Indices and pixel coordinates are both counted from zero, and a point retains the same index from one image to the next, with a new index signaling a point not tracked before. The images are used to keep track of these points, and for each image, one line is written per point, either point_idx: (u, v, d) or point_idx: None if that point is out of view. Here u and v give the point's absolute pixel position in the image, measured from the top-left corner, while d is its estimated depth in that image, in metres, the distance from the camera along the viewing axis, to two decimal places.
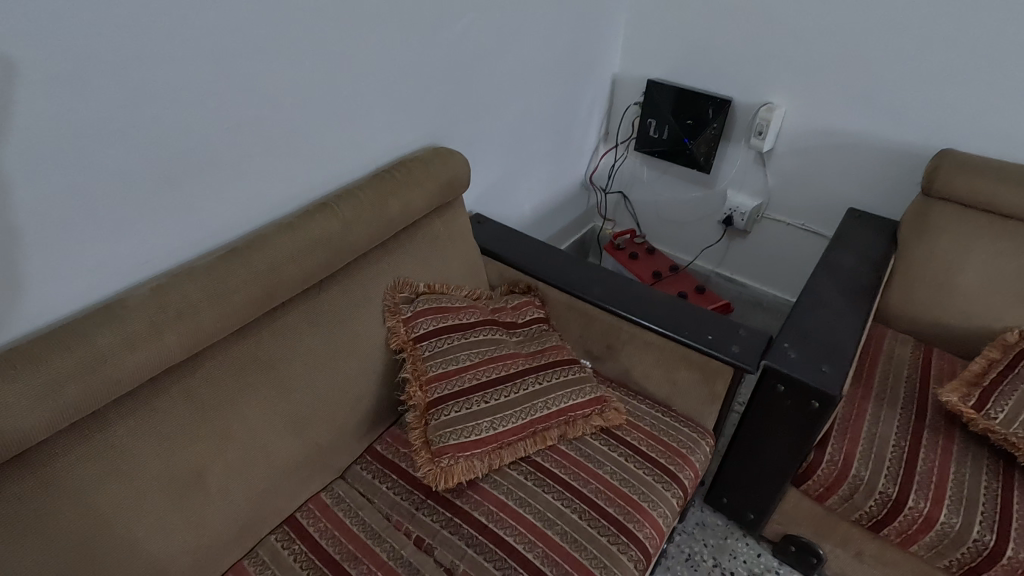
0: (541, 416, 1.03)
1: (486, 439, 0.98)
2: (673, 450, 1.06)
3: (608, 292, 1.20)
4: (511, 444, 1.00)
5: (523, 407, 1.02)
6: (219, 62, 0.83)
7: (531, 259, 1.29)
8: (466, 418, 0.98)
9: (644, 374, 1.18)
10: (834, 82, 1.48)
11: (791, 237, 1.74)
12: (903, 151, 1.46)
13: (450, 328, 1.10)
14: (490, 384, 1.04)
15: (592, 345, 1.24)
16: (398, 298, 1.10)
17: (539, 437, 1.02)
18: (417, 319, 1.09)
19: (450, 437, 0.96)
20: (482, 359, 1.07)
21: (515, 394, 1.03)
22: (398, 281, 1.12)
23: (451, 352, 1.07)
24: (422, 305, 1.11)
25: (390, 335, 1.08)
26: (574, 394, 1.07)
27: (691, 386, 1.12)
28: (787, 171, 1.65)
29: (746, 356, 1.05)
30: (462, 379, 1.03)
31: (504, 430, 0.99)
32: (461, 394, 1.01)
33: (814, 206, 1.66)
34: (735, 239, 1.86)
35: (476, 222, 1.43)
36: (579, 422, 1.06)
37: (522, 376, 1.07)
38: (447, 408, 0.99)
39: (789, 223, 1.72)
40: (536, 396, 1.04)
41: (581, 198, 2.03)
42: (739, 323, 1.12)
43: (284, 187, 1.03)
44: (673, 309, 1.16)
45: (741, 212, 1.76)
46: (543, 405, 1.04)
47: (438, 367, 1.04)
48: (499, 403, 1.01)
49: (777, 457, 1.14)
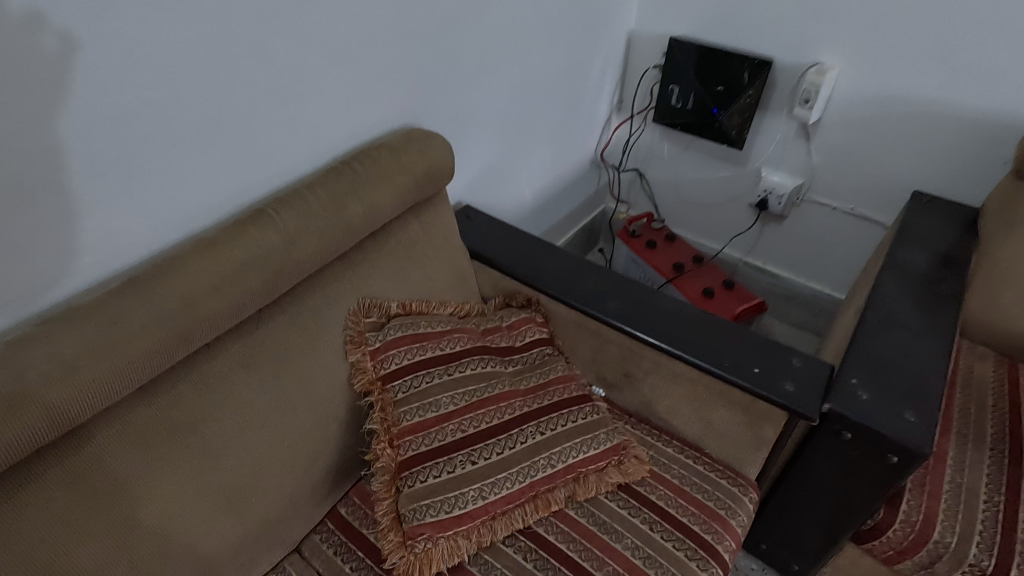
0: (544, 476, 0.82)
1: (473, 512, 0.78)
2: (710, 515, 0.85)
3: (626, 309, 0.97)
4: (505, 515, 0.80)
5: (520, 466, 0.82)
6: (92, 27, 0.59)
7: (531, 265, 1.07)
8: (448, 486, 0.78)
9: (671, 410, 0.96)
10: (905, 37, 1.20)
11: (836, 224, 1.49)
12: (986, 122, 1.19)
13: (429, 363, 0.89)
14: (479, 437, 0.83)
15: (606, 372, 1.02)
16: (364, 324, 0.89)
17: (541, 503, 0.82)
18: (388, 353, 0.88)
19: (426, 512, 0.76)
20: (469, 403, 0.86)
21: (510, 449, 0.83)
22: (364, 302, 0.89)
23: (430, 394, 0.85)
24: (394, 334, 0.89)
25: (353, 374, 0.86)
26: (585, 445, 0.86)
27: (731, 428, 0.90)
28: (837, 146, 1.39)
29: (804, 397, 0.83)
30: (443, 431, 0.83)
31: (495, 499, 0.79)
32: (441, 452, 0.81)
33: (867, 187, 1.40)
34: (768, 225, 1.61)
35: (466, 218, 1.19)
36: (591, 479, 0.85)
37: (520, 424, 0.86)
38: (424, 472, 0.79)
39: (835, 206, 1.47)
40: (537, 451, 0.84)
41: (591, 177, 1.78)
42: (791, 349, 0.90)
43: (215, 193, 0.78)
44: (707, 331, 0.93)
45: (779, 194, 1.51)
46: (546, 462, 0.83)
47: (414, 416, 0.83)
48: (489, 463, 0.81)
49: (834, 510, 0.93)
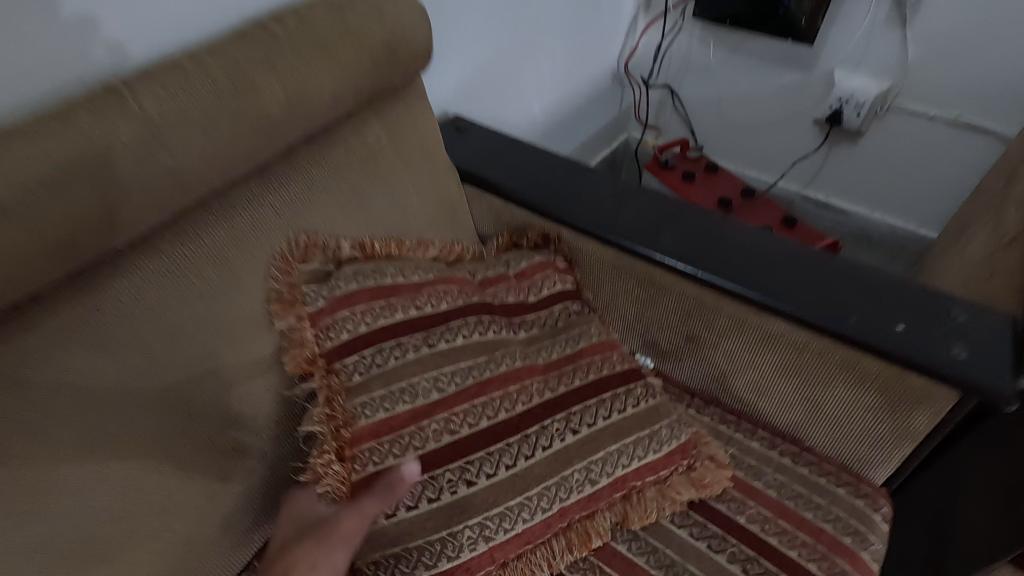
0: (579, 500, 0.54)
1: (470, 563, 0.49)
2: (829, 545, 0.56)
3: (688, 244, 0.66)
4: (523, 560, 0.52)
5: (542, 486, 0.53)
6: None
7: (546, 188, 0.75)
8: (429, 524, 0.50)
9: (755, 386, 0.66)
10: None
11: (933, 139, 1.16)
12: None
13: (400, 329, 0.58)
14: (478, 440, 0.54)
15: (656, 334, 0.72)
16: (298, 275, 0.59)
17: (574, 540, 0.54)
18: (336, 315, 0.58)
19: (395, 569, 0.48)
20: (462, 388, 0.56)
21: (527, 458, 0.54)
22: (294, 242, 0.59)
23: (401, 377, 0.55)
24: (345, 287, 0.59)
25: (284, 349, 0.57)
26: (638, 447, 0.57)
27: (852, 415, 0.61)
28: (944, 32, 1.07)
29: (987, 368, 0.52)
30: (423, 433, 0.53)
31: (505, 540, 0.51)
32: (420, 468, 0.52)
33: (980, 86, 1.08)
34: (838, 147, 1.28)
35: (454, 130, 0.88)
36: (648, 496, 0.57)
37: (541, 418, 0.56)
38: (392, 502, 0.50)
39: (933, 114, 1.14)
40: (568, 460, 0.54)
41: (613, 96, 1.43)
42: (946, 297, 0.59)
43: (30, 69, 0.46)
44: (813, 273, 0.62)
45: (858, 102, 1.18)
46: (581, 478, 0.54)
47: (377, 412, 0.54)
48: (494, 482, 0.52)
49: (939, 530, 0.63)
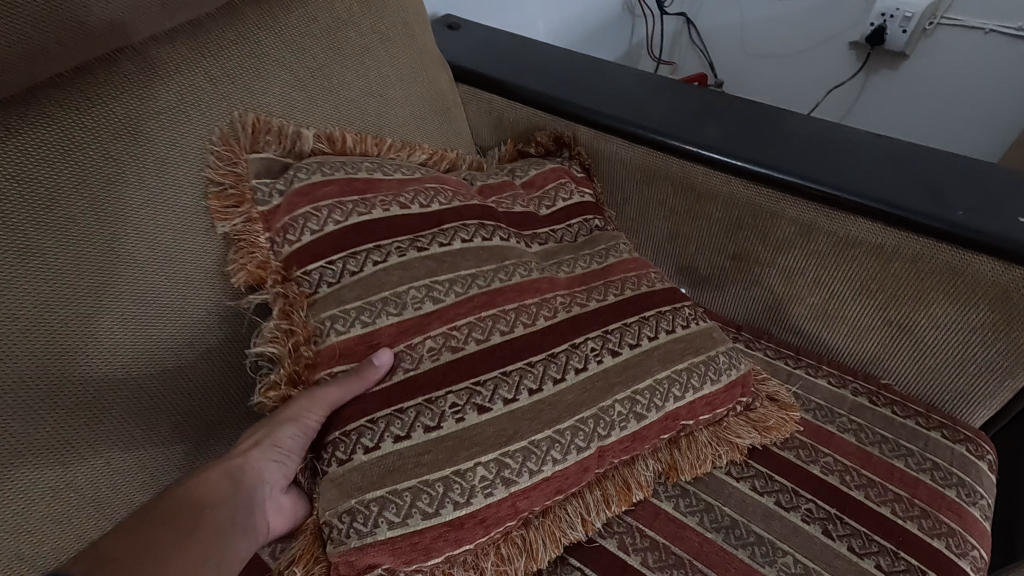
0: (620, 440, 0.42)
1: (484, 514, 0.38)
2: (928, 500, 0.44)
3: (737, 135, 0.53)
4: (552, 513, 0.41)
5: (576, 419, 0.41)
6: None
7: (559, 80, 0.62)
8: (426, 459, 0.38)
9: (821, 311, 0.54)
10: None
11: (988, 58, 1.01)
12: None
13: (379, 228, 0.45)
14: (487, 358, 0.42)
15: (695, 256, 0.59)
16: (247, 168, 0.46)
17: (612, 492, 0.43)
18: (295, 213, 0.44)
19: (381, 519, 0.36)
20: (465, 299, 0.44)
21: (554, 381, 0.42)
22: (237, 122, 0.46)
23: (382, 288, 0.43)
24: (308, 179, 0.46)
25: (230, 253, 0.44)
26: (692, 377, 0.45)
27: (949, 339, 0.48)
28: None
29: None
30: (413, 354, 0.41)
31: (531, 485, 0.39)
32: (412, 391, 0.40)
33: None
34: (878, 73, 1.14)
35: (447, 27, 0.74)
36: (702, 441, 0.46)
37: (568, 336, 0.45)
38: (374, 433, 0.38)
39: (989, 27, 0.99)
40: (608, 388, 0.43)
41: (625, 27, 1.26)
42: None
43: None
44: (901, 164, 0.49)
45: (904, 17, 1.04)
46: (620, 412, 0.43)
47: (352, 326, 0.41)
48: (512, 410, 0.40)
49: None
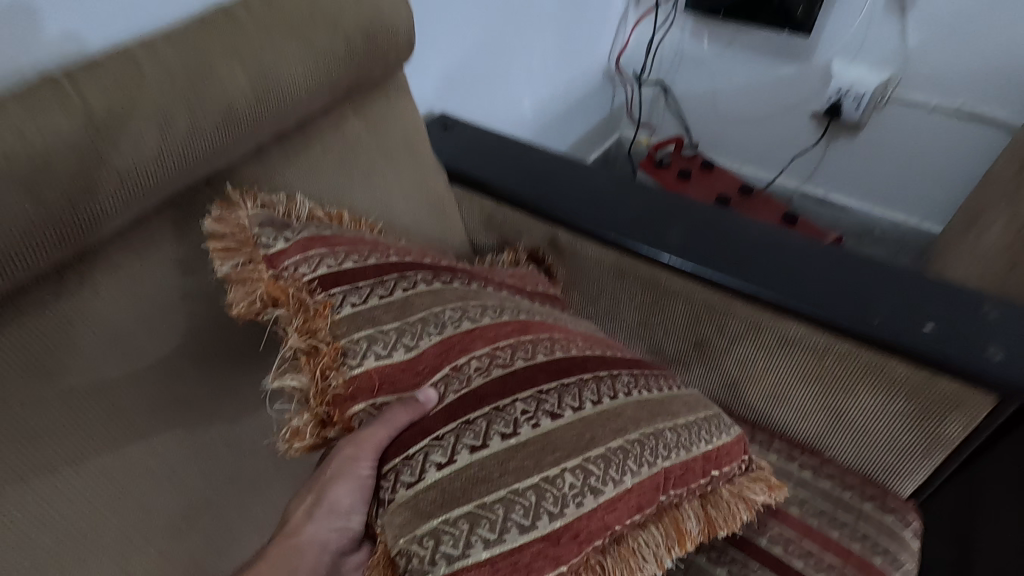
0: (677, 464, 0.48)
1: (576, 528, 0.42)
2: (858, 568, 0.52)
3: (695, 242, 0.62)
4: (625, 545, 0.45)
5: (641, 432, 0.48)
6: None
7: (542, 186, 0.70)
8: (511, 467, 0.43)
9: (772, 394, 0.62)
10: None
11: (933, 131, 1.13)
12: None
13: (392, 267, 0.52)
14: (542, 371, 0.49)
15: (664, 341, 0.67)
16: (247, 217, 0.50)
17: (672, 532, 0.47)
18: (308, 253, 0.50)
19: (474, 538, 0.40)
20: (499, 323, 0.52)
21: (603, 403, 0.48)
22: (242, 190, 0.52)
23: (417, 309, 0.50)
24: (314, 231, 0.52)
25: (233, 291, 0.47)
26: (713, 426, 0.53)
27: (876, 423, 0.56)
28: (944, 19, 1.03)
29: None
30: (459, 376, 0.48)
31: (616, 496, 0.44)
32: (481, 403, 0.46)
33: (985, 72, 1.04)
34: (838, 140, 1.24)
35: (443, 127, 0.83)
36: (724, 498, 0.51)
37: (609, 368, 0.52)
38: (443, 448, 0.43)
39: (932, 105, 1.10)
40: (653, 416, 0.50)
41: (605, 95, 1.39)
42: (972, 292, 0.55)
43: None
44: (830, 269, 0.58)
45: (856, 95, 1.14)
46: (674, 439, 0.49)
47: (393, 351, 0.47)
48: (582, 416, 0.47)
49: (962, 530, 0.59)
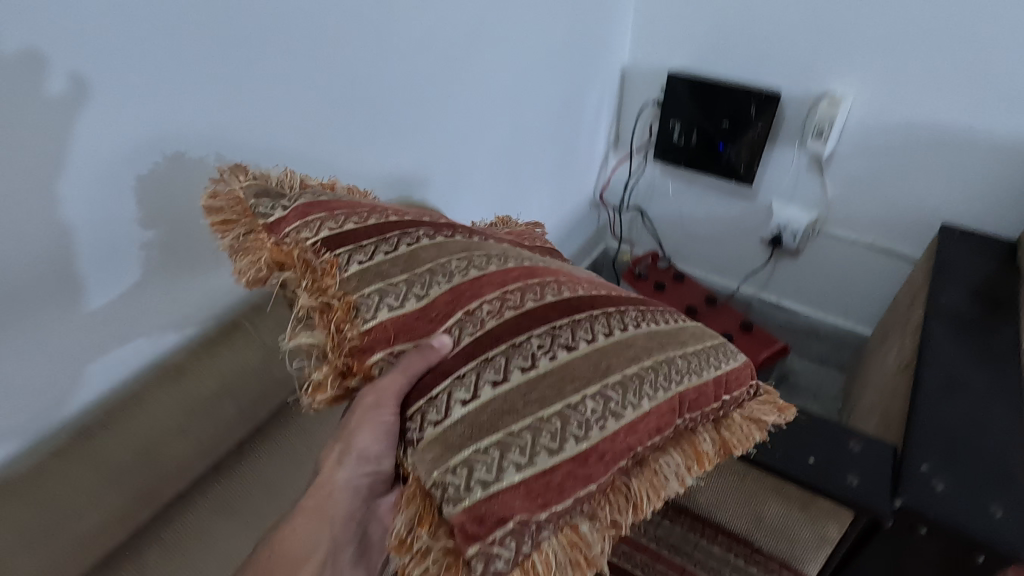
0: (691, 388, 0.59)
1: (601, 450, 0.51)
2: None
3: None
4: (649, 466, 0.56)
5: (654, 360, 0.58)
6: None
7: None
8: (534, 396, 0.52)
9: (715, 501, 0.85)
10: (917, 64, 1.13)
11: (857, 258, 1.41)
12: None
13: (387, 224, 0.63)
14: (553, 311, 0.59)
15: None
16: (242, 190, 0.64)
17: (692, 454, 0.59)
18: (307, 218, 0.62)
19: (507, 464, 0.48)
20: (506, 271, 0.62)
21: (614, 335, 0.59)
22: (233, 166, 0.66)
23: (423, 263, 0.60)
24: (311, 199, 0.64)
25: (241, 264, 0.61)
26: (712, 356, 0.64)
27: (786, 524, 0.79)
28: (855, 178, 1.31)
29: (873, 490, 0.72)
30: (473, 320, 0.57)
31: (634, 419, 0.54)
32: (498, 344, 0.55)
33: (889, 219, 1.31)
34: (782, 260, 1.52)
35: None
36: (739, 424, 0.63)
37: (617, 305, 0.63)
38: (466, 387, 0.53)
39: (854, 239, 1.38)
40: (661, 345, 0.61)
41: (590, 219, 1.68)
42: (845, 429, 0.79)
43: (74, 166, 0.56)
44: None
45: (793, 230, 1.43)
46: (685, 366, 0.60)
47: (405, 302, 0.57)
48: (597, 347, 0.57)
49: None
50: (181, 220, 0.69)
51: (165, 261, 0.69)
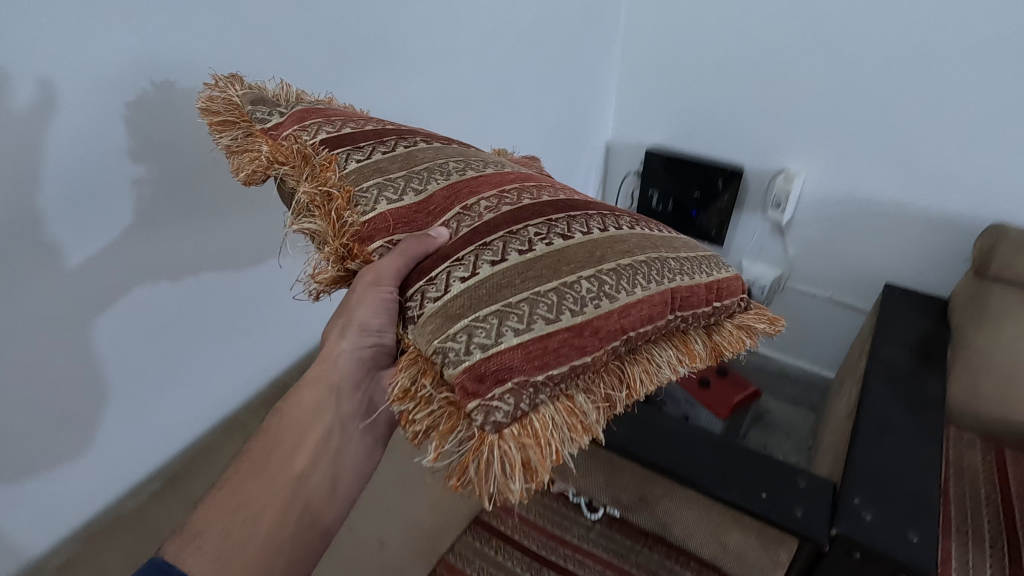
0: (683, 287, 0.60)
1: (597, 325, 0.51)
2: None
3: (634, 437, 0.97)
4: (643, 354, 0.57)
5: (646, 257, 0.58)
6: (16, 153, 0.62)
7: None
8: (531, 273, 0.51)
9: (689, 532, 0.99)
10: (855, 146, 1.32)
11: (820, 309, 1.57)
12: (961, 162, 1.21)
13: (382, 133, 0.65)
14: (550, 208, 0.59)
15: (620, 496, 1.03)
16: (241, 99, 0.70)
17: (682, 349, 0.60)
18: (305, 125, 0.66)
19: (505, 330, 0.47)
20: (499, 173, 0.63)
21: (609, 230, 0.59)
22: (229, 78, 0.73)
23: (420, 162, 0.62)
24: (309, 108, 0.69)
25: (238, 162, 0.64)
26: (705, 264, 0.66)
27: (747, 551, 0.93)
28: (810, 240, 1.49)
29: (814, 521, 0.86)
30: (471, 214, 0.57)
31: (628, 303, 0.53)
32: (495, 231, 0.55)
33: (845, 276, 1.48)
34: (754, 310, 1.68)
35: None
36: (728, 330, 0.66)
37: (613, 211, 0.64)
38: (465, 267, 0.52)
39: (815, 293, 1.55)
40: (656, 245, 0.61)
41: None
42: (794, 469, 0.94)
43: (56, 147, 0.65)
44: (713, 453, 0.96)
45: (761, 284, 1.58)
46: (677, 268, 0.61)
47: (404, 196, 0.58)
48: (592, 238, 0.57)
49: None
50: (172, 162, 0.76)
51: (156, 203, 0.77)
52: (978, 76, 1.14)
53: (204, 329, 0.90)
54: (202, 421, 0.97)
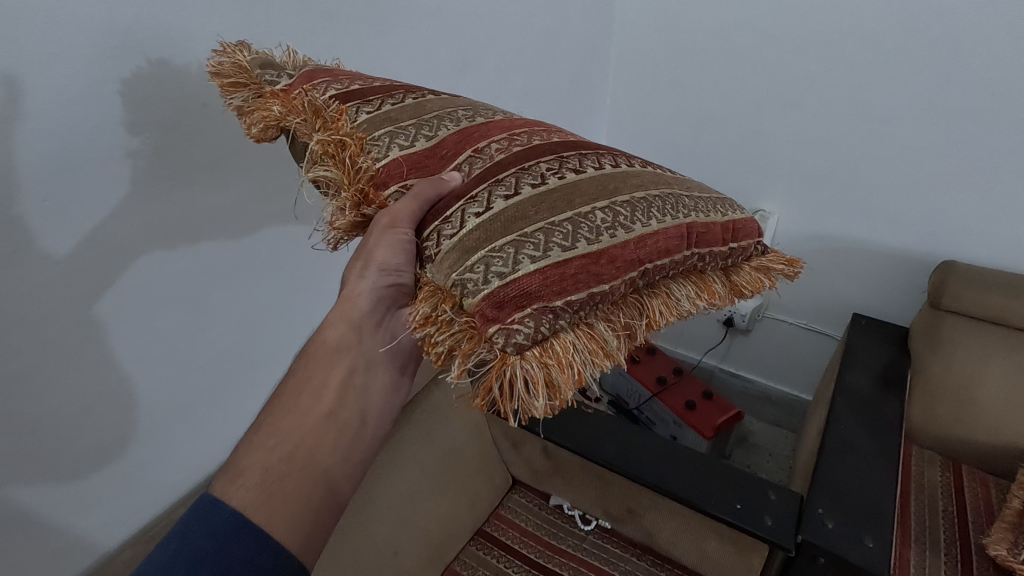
0: (700, 223, 0.69)
1: (612, 255, 0.58)
2: None
3: (621, 452, 1.08)
4: (662, 290, 0.64)
5: (659, 194, 0.67)
6: (56, 160, 0.73)
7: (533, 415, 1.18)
8: (542, 205, 0.59)
9: (672, 541, 1.09)
10: (822, 187, 1.46)
11: (795, 335, 1.70)
12: (915, 171, 1.31)
13: (389, 87, 0.73)
14: (559, 146, 0.68)
15: (610, 507, 1.14)
16: (248, 62, 0.76)
17: (702, 286, 0.69)
18: (314, 82, 0.73)
19: (522, 258, 0.54)
20: (511, 120, 0.72)
21: (618, 168, 0.67)
22: (237, 44, 0.79)
23: (429, 111, 0.70)
24: (315, 69, 0.76)
25: (251, 120, 0.71)
26: (719, 206, 0.75)
27: (723, 556, 1.03)
28: None
29: (782, 529, 0.95)
30: (483, 156, 0.65)
31: (640, 235, 0.61)
32: (508, 168, 0.63)
33: (818, 307, 1.61)
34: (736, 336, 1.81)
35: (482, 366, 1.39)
36: (747, 273, 0.75)
37: (619, 154, 0.72)
38: (479, 204, 0.59)
39: (790, 321, 1.68)
40: (665, 182, 0.70)
41: None
42: (765, 482, 1.04)
43: (66, 148, 0.73)
44: (692, 467, 1.06)
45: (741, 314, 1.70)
46: (691, 207, 0.70)
47: (417, 143, 0.66)
48: (604, 173, 0.65)
49: None
50: (167, 142, 0.83)
51: (153, 176, 0.83)
52: (926, 126, 1.27)
53: (212, 309, 0.99)
54: (221, 399, 1.08)
